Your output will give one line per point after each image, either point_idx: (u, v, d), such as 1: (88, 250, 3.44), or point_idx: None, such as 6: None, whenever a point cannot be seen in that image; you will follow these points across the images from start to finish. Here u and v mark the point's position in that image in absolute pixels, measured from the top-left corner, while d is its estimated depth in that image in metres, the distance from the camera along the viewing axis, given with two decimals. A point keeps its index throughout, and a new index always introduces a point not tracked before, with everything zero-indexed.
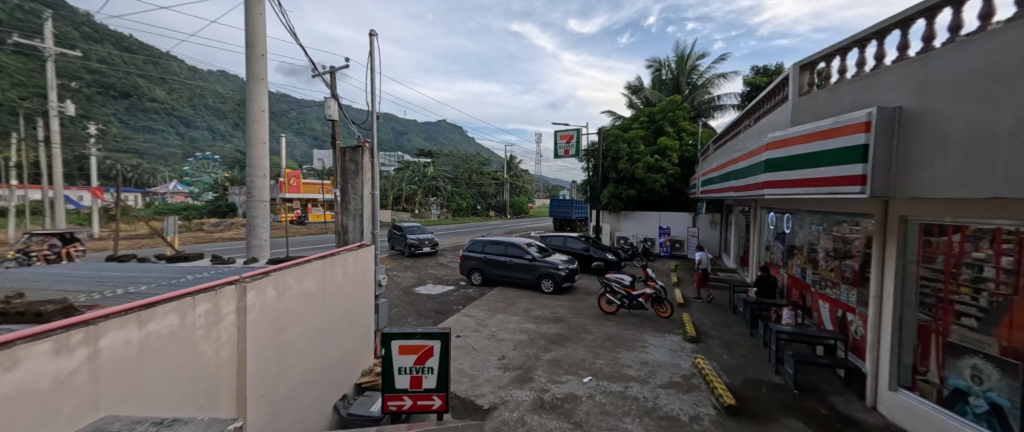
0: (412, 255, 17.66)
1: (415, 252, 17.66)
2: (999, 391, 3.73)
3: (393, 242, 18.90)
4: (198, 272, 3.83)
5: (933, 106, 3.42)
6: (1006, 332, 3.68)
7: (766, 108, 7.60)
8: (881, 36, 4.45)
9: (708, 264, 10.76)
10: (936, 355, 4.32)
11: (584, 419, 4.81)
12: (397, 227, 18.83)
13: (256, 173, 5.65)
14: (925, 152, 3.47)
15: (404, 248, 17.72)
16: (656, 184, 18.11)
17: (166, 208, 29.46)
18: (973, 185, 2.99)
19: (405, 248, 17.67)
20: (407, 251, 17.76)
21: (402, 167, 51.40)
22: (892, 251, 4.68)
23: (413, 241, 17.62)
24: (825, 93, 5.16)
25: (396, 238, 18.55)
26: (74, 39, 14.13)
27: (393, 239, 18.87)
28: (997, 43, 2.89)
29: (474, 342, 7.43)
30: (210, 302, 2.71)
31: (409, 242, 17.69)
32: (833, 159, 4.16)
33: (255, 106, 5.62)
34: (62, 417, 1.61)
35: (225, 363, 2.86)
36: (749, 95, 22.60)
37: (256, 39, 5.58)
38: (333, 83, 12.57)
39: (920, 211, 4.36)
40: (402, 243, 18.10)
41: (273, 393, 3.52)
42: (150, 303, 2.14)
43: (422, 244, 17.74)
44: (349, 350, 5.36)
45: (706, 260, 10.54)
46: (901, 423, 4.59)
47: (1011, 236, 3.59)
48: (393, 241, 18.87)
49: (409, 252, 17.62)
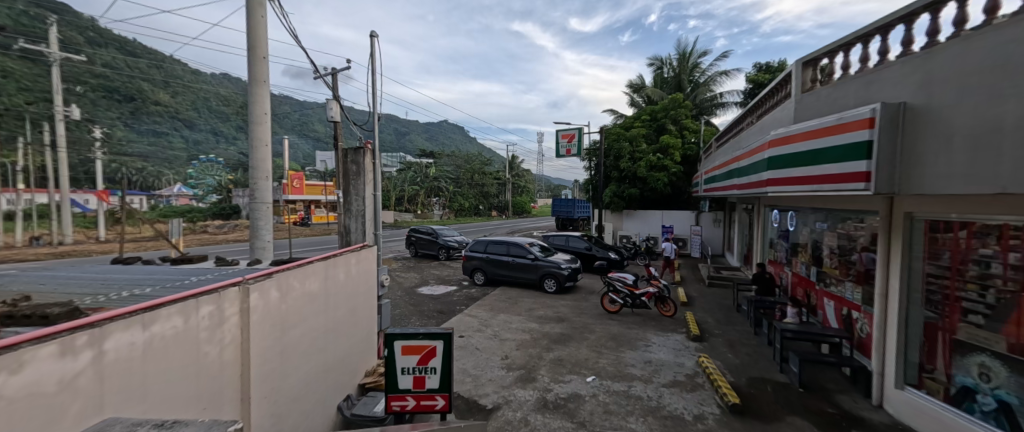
0: (451, 258, 17.40)
1: (452, 254, 17.47)
2: (1008, 388, 3.67)
3: (420, 246, 18.04)
4: (203, 274, 3.86)
5: (938, 100, 3.38)
6: (1013, 329, 3.64)
7: (768, 105, 7.59)
8: (885, 31, 4.41)
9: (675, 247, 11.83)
10: (943, 352, 4.29)
11: (587, 419, 4.80)
12: (425, 231, 18.12)
13: (257, 175, 5.67)
14: (930, 147, 3.44)
15: (442, 251, 17.31)
16: (657, 182, 18.06)
17: (171, 210, 29.77)
18: (982, 180, 2.94)
19: (444, 251, 17.29)
20: (445, 255, 17.36)
21: (403, 168, 51.14)
22: (897, 248, 4.64)
23: (452, 243, 17.48)
24: (828, 89, 5.15)
25: (426, 242, 17.82)
26: (79, 43, 14.44)
27: (421, 243, 18.03)
28: (1006, 36, 2.84)
29: (477, 342, 7.43)
30: (214, 304, 2.73)
31: (446, 245, 17.39)
32: (837, 155, 4.14)
33: (256, 109, 5.63)
34: (68, 418, 1.63)
35: (229, 364, 2.87)
36: (750, 93, 22.54)
37: (257, 42, 5.59)
38: (335, 84, 12.55)
39: (923, 208, 4.34)
40: (436, 246, 17.57)
41: (276, 393, 3.53)
42: (152, 306, 2.15)
43: (460, 246, 17.80)
44: (352, 351, 5.35)
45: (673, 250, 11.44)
46: (907, 422, 4.56)
47: (1017, 232, 3.55)
48: (420, 245, 18.01)
49: (448, 255, 17.30)
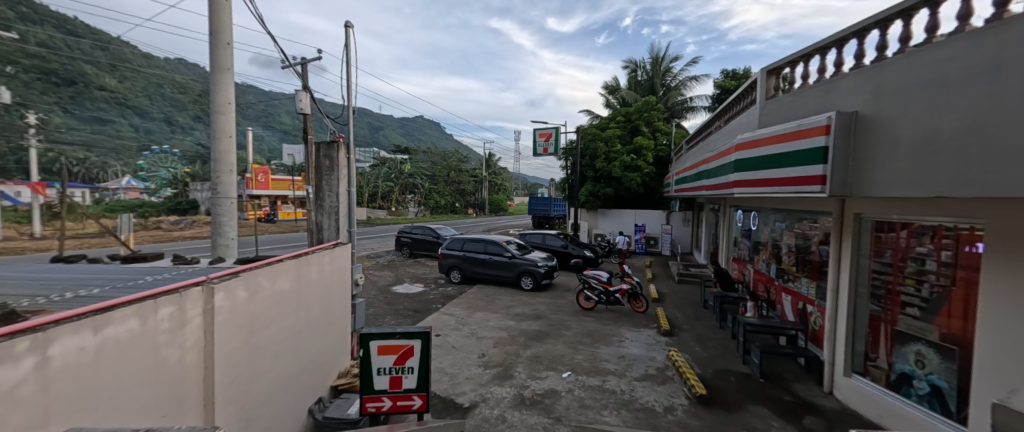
0: None
1: None
2: (940, 373, 4.05)
3: (417, 247, 17.48)
4: (159, 273, 3.60)
5: (887, 110, 3.67)
6: (945, 320, 4.03)
7: (735, 110, 7.94)
8: (840, 45, 4.75)
9: (626, 244, 15.36)
10: (885, 342, 4.69)
11: (564, 414, 4.88)
12: (424, 231, 17.52)
13: (221, 168, 5.36)
14: (877, 154, 3.75)
15: None
16: (631, 182, 18.52)
17: (120, 204, 27.15)
18: (923, 186, 3.21)
19: None
20: None
21: (376, 164, 49.49)
22: (848, 246, 5.00)
23: None
24: (789, 97, 5.47)
25: (427, 242, 17.23)
26: (10, 19, 12.88)
27: (417, 243, 17.44)
28: (944, 53, 3.12)
29: (454, 341, 7.37)
30: (175, 305, 2.57)
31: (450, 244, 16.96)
32: (797, 159, 4.42)
33: (220, 98, 5.32)
34: (8, 429, 1.49)
35: (191, 369, 2.71)
36: (719, 98, 23.55)
37: (221, 27, 5.28)
38: (305, 74, 11.95)
39: (872, 209, 4.69)
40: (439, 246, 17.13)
41: (246, 397, 3.40)
42: (106, 307, 2.01)
43: None
44: (324, 353, 5.17)
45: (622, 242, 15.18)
46: (854, 407, 4.94)
47: (950, 232, 3.94)
48: (418, 246, 17.43)
49: None
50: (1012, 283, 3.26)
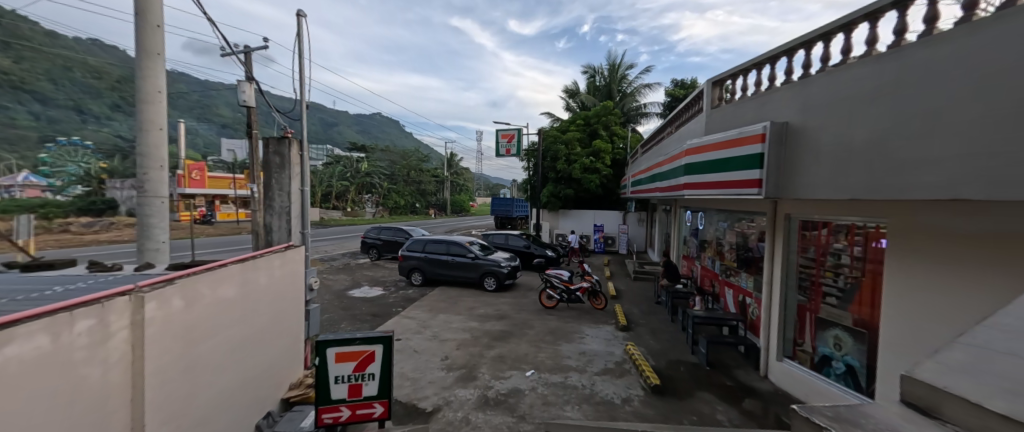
0: None
1: None
2: (853, 354, 4.60)
3: (384, 249, 16.85)
4: (74, 282, 3.17)
5: (812, 121, 4.12)
6: (857, 307, 4.59)
7: (685, 117, 8.49)
8: (773, 61, 5.25)
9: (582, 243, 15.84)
10: (810, 328, 5.25)
11: (528, 412, 4.94)
12: (393, 232, 16.86)
13: (149, 163, 4.82)
14: (803, 160, 4.19)
15: None
16: (590, 184, 19.15)
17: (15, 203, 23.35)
18: (839, 190, 3.63)
19: None
20: None
21: (328, 161, 46.94)
22: (780, 243, 5.54)
23: None
24: (731, 107, 5.95)
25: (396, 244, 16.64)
26: None
27: (385, 245, 16.79)
28: (857, 73, 3.57)
29: (416, 344, 7.19)
30: (96, 317, 2.27)
31: None
32: (737, 164, 4.83)
33: (148, 86, 4.77)
34: None
35: (116, 388, 2.41)
36: (670, 106, 25.03)
37: (149, 6, 4.72)
38: (250, 64, 11.04)
39: (800, 210, 5.24)
40: None
41: (183, 414, 3.08)
42: (8, 322, 1.74)
43: None
44: (274, 363, 4.83)
45: (576, 240, 15.61)
46: (786, 388, 5.47)
47: (860, 230, 4.50)
48: (386, 248, 16.82)
49: None
50: (909, 273, 3.80)
